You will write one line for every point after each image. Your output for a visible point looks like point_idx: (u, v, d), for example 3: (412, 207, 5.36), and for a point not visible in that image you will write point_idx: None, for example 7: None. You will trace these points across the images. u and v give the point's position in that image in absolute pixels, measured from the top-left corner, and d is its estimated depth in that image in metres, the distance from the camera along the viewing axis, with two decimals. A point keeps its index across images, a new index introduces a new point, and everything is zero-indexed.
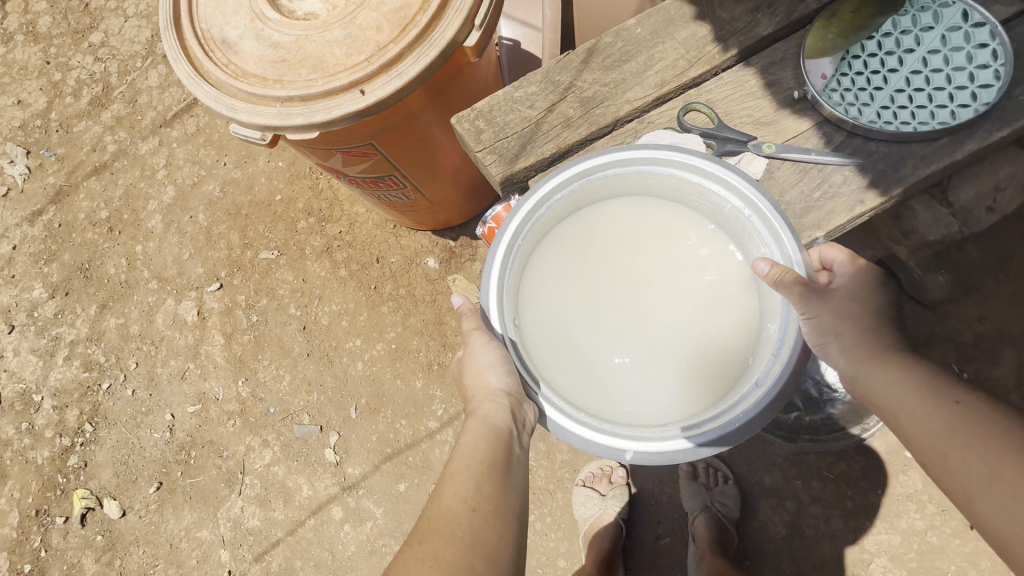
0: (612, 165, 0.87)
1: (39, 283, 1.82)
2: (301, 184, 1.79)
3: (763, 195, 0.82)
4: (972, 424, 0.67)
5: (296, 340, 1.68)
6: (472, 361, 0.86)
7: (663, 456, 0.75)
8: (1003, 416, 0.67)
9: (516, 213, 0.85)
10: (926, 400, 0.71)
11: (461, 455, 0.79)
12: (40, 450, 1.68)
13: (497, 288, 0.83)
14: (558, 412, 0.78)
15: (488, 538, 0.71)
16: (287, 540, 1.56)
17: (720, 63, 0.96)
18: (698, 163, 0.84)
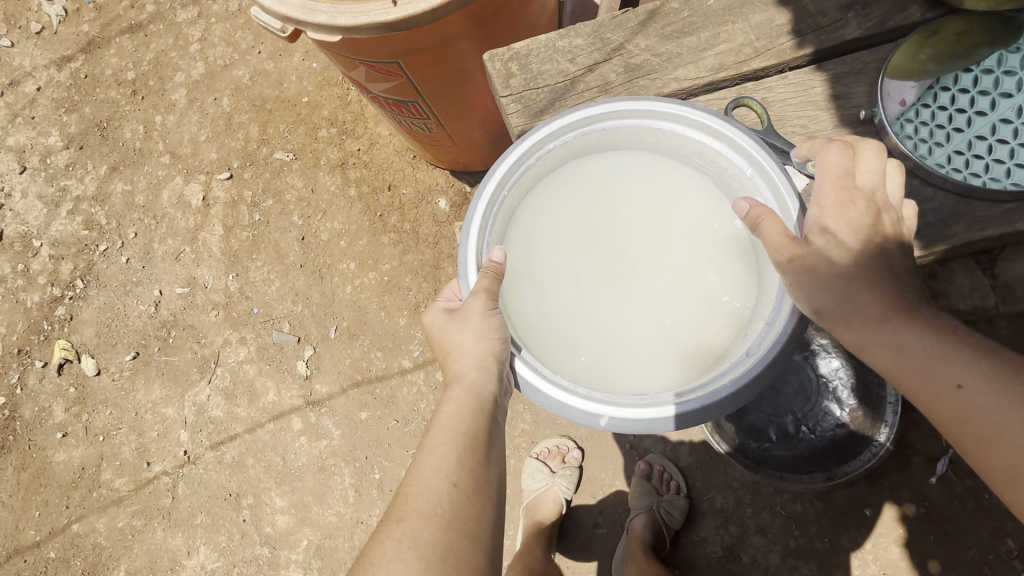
0: (610, 115, 0.79)
1: (56, 131, 1.80)
2: (331, 91, 1.72)
3: (770, 159, 0.73)
4: (986, 403, 0.59)
5: (293, 248, 1.66)
6: (461, 321, 0.76)
7: (642, 423, 0.70)
8: (1019, 380, 0.58)
9: (500, 163, 0.79)
10: (928, 380, 0.63)
11: (441, 428, 0.73)
12: (31, 293, 1.71)
13: (475, 240, 0.78)
14: (531, 371, 0.76)
15: (469, 515, 0.68)
16: (244, 437, 1.60)
17: (790, 59, 0.85)
18: (698, 116, 0.76)
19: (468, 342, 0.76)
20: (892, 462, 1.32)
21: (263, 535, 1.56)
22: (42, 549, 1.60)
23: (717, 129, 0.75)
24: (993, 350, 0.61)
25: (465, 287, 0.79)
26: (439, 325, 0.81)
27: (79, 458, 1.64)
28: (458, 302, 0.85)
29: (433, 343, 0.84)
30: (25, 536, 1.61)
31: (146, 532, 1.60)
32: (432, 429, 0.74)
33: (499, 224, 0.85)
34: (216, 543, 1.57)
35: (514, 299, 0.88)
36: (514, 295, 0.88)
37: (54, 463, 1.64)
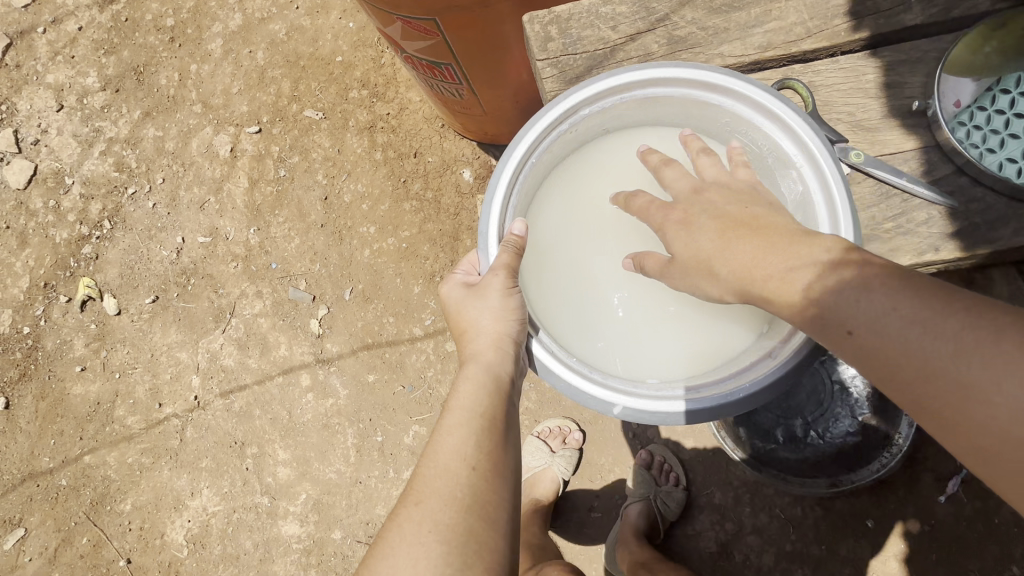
0: (654, 83, 0.76)
1: (94, 72, 1.81)
2: (366, 52, 1.70)
3: (820, 141, 0.70)
4: (880, 343, 0.53)
5: (315, 207, 1.66)
6: (479, 298, 0.75)
7: (657, 415, 0.70)
8: (905, 308, 0.53)
9: (530, 127, 0.77)
10: (824, 326, 0.57)
11: (458, 408, 0.71)
12: (60, 230, 1.75)
13: (499, 206, 0.77)
14: (548, 354, 0.74)
15: (487, 499, 0.66)
16: (253, 388, 1.63)
17: (843, 43, 0.82)
18: (748, 90, 0.73)
19: (486, 320, 0.74)
20: (901, 475, 1.29)
21: (264, 485, 1.59)
22: (55, 476, 1.66)
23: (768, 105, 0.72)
24: (878, 277, 0.55)
25: (484, 259, 0.77)
26: (457, 299, 0.80)
27: (95, 393, 1.68)
28: (477, 275, 0.83)
29: (449, 318, 0.82)
30: (40, 462, 1.66)
31: (153, 470, 1.65)
32: (449, 409, 0.72)
33: (525, 190, 0.84)
34: (219, 488, 1.61)
35: (531, 271, 0.88)
36: (533, 266, 0.88)
37: (71, 395, 1.69)
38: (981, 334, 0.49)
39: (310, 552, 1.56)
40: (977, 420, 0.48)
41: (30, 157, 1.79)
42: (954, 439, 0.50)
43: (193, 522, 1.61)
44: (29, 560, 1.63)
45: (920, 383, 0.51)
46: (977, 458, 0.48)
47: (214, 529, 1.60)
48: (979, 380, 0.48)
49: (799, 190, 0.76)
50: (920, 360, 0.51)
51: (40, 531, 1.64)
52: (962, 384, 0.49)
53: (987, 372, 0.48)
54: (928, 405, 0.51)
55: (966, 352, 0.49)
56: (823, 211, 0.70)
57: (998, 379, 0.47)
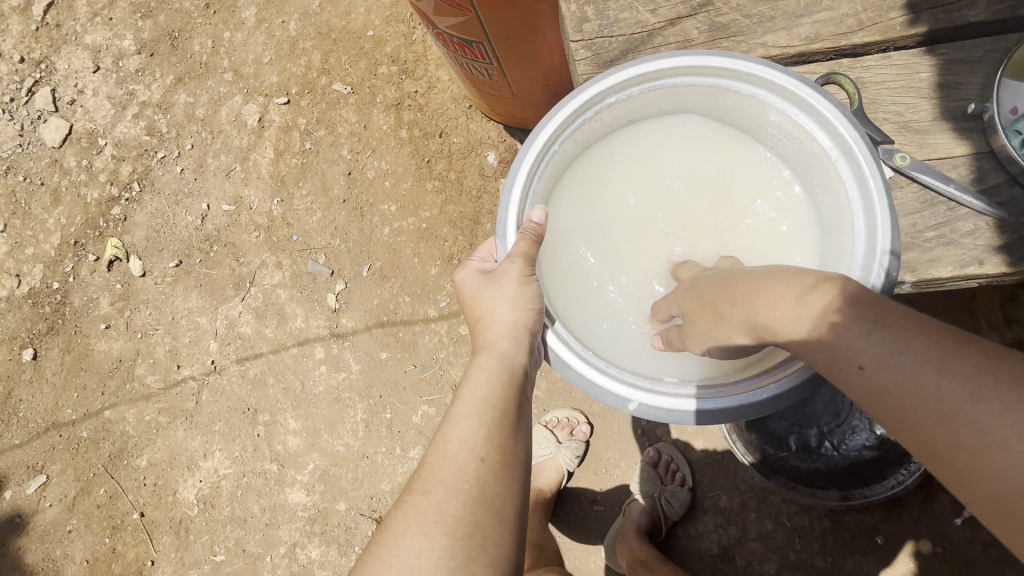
0: (685, 72, 0.73)
1: (130, 35, 1.83)
2: (397, 28, 1.68)
3: (860, 136, 0.67)
4: (893, 381, 0.54)
5: (338, 182, 1.67)
6: (495, 285, 0.74)
7: (673, 414, 0.69)
8: (919, 349, 0.53)
9: (553, 115, 0.75)
10: (835, 361, 0.59)
11: (469, 398, 0.69)
12: (91, 189, 1.78)
13: (519, 194, 0.75)
14: (562, 345, 0.75)
15: (495, 492, 0.64)
16: (268, 357, 1.65)
17: (897, 38, 0.77)
18: (786, 81, 0.70)
19: (501, 308, 0.73)
20: (916, 494, 1.25)
21: (274, 452, 1.63)
22: (77, 428, 1.72)
23: (807, 99, 0.69)
24: (884, 316, 0.56)
25: (502, 247, 0.76)
26: (472, 286, 0.79)
27: (117, 350, 1.73)
28: (493, 263, 0.82)
29: (464, 306, 0.81)
30: (63, 414, 1.72)
31: (169, 430, 1.69)
32: (459, 398, 0.70)
33: (545, 178, 0.83)
34: (231, 452, 1.65)
35: (551, 262, 0.87)
36: (553, 257, 0.87)
37: (95, 351, 1.74)
38: (999, 379, 0.48)
39: (315, 521, 1.59)
40: (995, 468, 0.47)
41: (66, 116, 1.82)
42: (970, 487, 0.49)
43: (204, 482, 1.66)
44: (49, 506, 1.69)
45: (934, 425, 0.51)
46: (994, 509, 0.47)
47: (224, 491, 1.64)
48: (996, 424, 0.47)
49: (835, 187, 0.74)
50: (935, 401, 0.51)
51: (60, 480, 1.70)
52: (978, 428, 0.48)
53: (1005, 418, 0.47)
54: (944, 449, 0.50)
55: (984, 395, 0.48)
56: (860, 209, 0.68)
57: (1016, 426, 0.46)
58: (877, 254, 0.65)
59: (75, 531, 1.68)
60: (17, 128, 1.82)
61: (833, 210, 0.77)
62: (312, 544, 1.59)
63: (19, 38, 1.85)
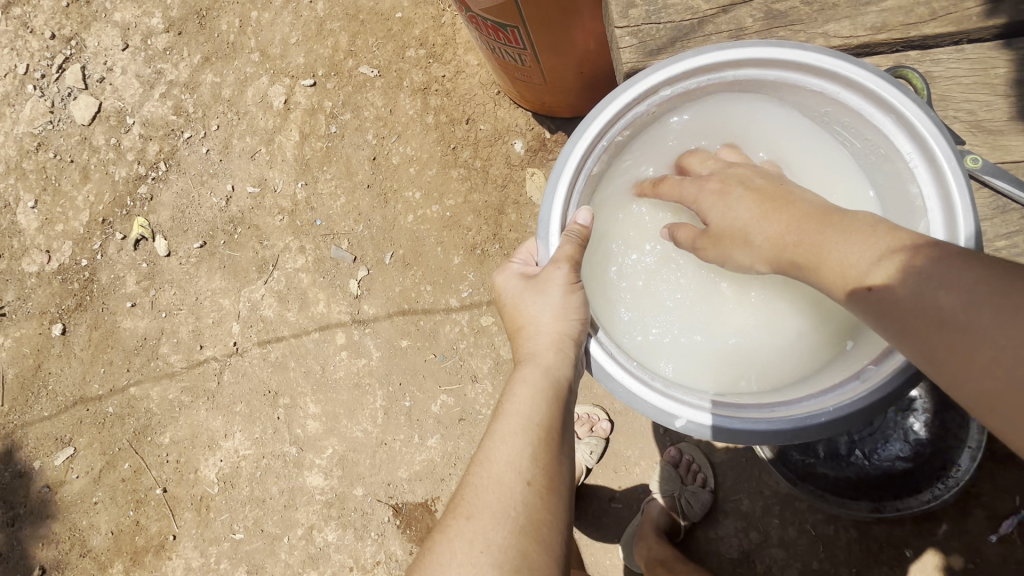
0: (748, 64, 0.69)
1: (159, 13, 1.82)
2: (426, 10, 1.64)
3: (946, 143, 0.63)
4: (896, 297, 0.56)
5: (362, 167, 1.65)
6: (540, 293, 0.72)
7: (720, 433, 0.68)
8: (922, 265, 0.55)
9: (604, 109, 0.72)
10: (846, 286, 0.60)
11: (513, 415, 0.69)
12: (119, 168, 1.79)
13: (564, 194, 0.72)
14: (607, 356, 0.72)
15: (541, 518, 0.64)
16: (289, 340, 1.66)
17: (972, 29, 0.72)
18: (861, 76, 0.66)
19: (545, 318, 0.71)
20: (950, 510, 1.21)
21: (294, 435, 1.64)
22: (103, 403, 1.75)
23: (886, 98, 0.65)
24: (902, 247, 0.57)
25: (545, 250, 0.74)
26: (514, 292, 0.77)
27: (143, 328, 1.75)
28: (534, 266, 0.80)
29: (504, 312, 0.79)
30: (90, 388, 1.76)
31: (191, 409, 1.71)
32: (503, 415, 0.70)
33: (591, 176, 0.79)
34: (251, 433, 1.67)
35: (592, 264, 0.85)
36: (595, 256, 0.85)
37: (121, 329, 1.76)
38: (993, 287, 0.51)
39: (332, 505, 1.61)
40: (986, 368, 0.50)
41: (95, 94, 1.83)
42: (962, 389, 0.52)
43: (224, 462, 1.68)
44: (76, 477, 1.74)
45: (930, 333, 0.54)
46: (986, 405, 0.50)
47: (244, 470, 1.67)
48: (987, 327, 0.51)
49: (907, 194, 0.70)
50: (933, 310, 0.54)
51: (87, 453, 1.74)
52: (972, 333, 0.51)
53: (996, 321, 0.50)
54: (937, 354, 0.53)
55: (978, 303, 0.51)
56: (939, 217, 0.65)
57: (1006, 328, 0.50)
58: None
59: (100, 503, 1.72)
60: (48, 105, 1.84)
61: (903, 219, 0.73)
62: (328, 528, 1.60)
63: (50, 14, 1.85)
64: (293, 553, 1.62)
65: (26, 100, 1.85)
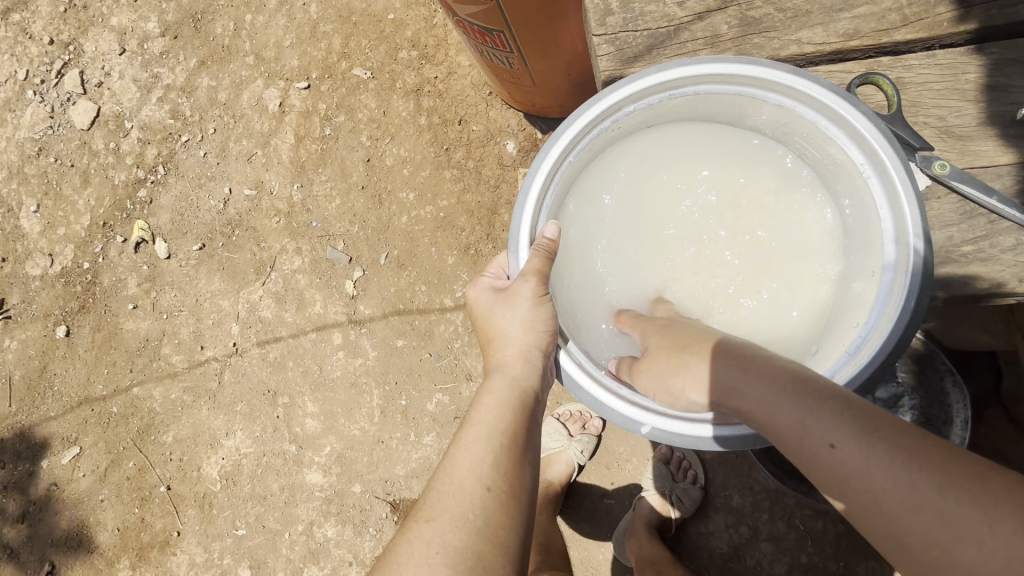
0: (706, 81, 0.73)
1: (155, 18, 1.84)
2: (418, 11, 1.65)
3: (895, 156, 0.66)
4: (862, 464, 0.55)
5: (357, 168, 1.66)
6: (509, 306, 0.76)
7: (684, 438, 0.71)
8: (885, 435, 0.56)
9: (567, 126, 0.75)
10: (803, 439, 0.60)
11: (479, 423, 0.72)
12: (119, 172, 1.82)
13: (532, 208, 0.76)
14: (574, 365, 0.76)
15: (498, 523, 0.66)
16: (287, 340, 1.68)
17: (944, 35, 0.75)
18: (815, 92, 0.69)
19: (514, 329, 0.75)
20: None
21: (293, 434, 1.67)
22: (107, 403, 1.79)
23: (839, 112, 0.68)
24: (854, 418, 0.58)
25: (514, 263, 0.77)
26: (484, 304, 0.81)
27: (144, 330, 1.79)
28: (505, 279, 0.84)
29: (477, 325, 0.84)
30: (94, 389, 1.80)
31: (194, 408, 1.75)
32: (469, 423, 0.73)
33: (559, 190, 0.84)
34: (252, 432, 1.70)
35: (564, 275, 0.89)
36: (565, 265, 0.90)
37: (124, 331, 1.80)
38: (966, 476, 0.51)
39: (331, 501, 1.64)
40: (969, 568, 0.49)
41: (94, 99, 1.85)
42: None
43: (226, 460, 1.72)
44: (83, 476, 1.78)
45: (907, 517, 0.53)
46: None
47: (245, 468, 1.70)
48: (967, 518, 0.49)
49: (866, 205, 0.74)
50: (904, 492, 0.53)
51: (93, 452, 1.78)
52: (949, 521, 0.50)
53: (976, 514, 0.49)
54: (918, 542, 0.52)
55: (952, 488, 0.51)
56: (890, 223, 0.68)
57: (984, 522, 0.49)
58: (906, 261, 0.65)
59: (107, 500, 1.76)
60: (48, 111, 1.87)
61: (863, 225, 0.77)
62: (328, 523, 1.64)
63: (48, 19, 1.87)
64: (294, 549, 1.65)
65: (26, 106, 1.87)
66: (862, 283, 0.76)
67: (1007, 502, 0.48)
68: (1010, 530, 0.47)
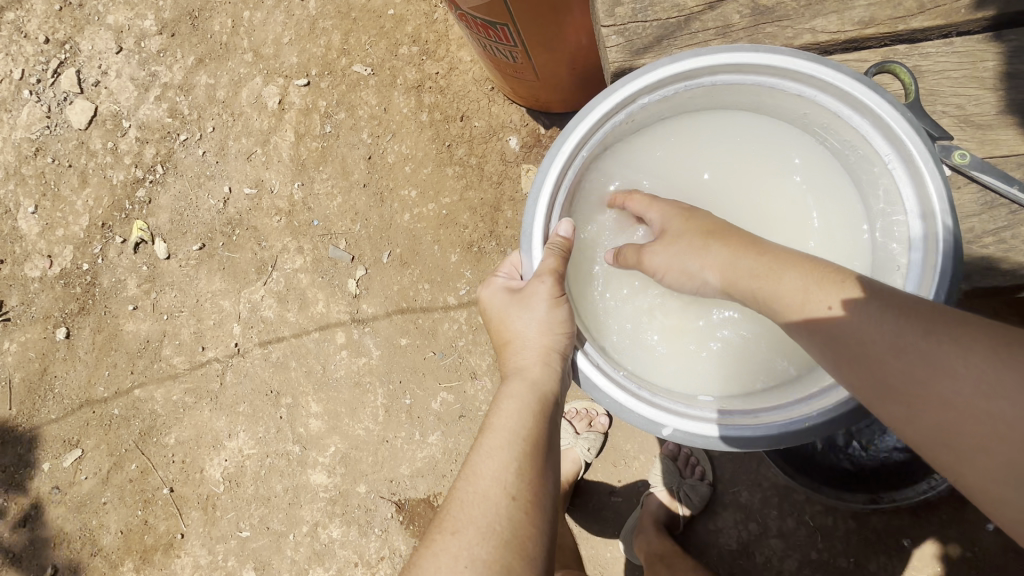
0: (724, 70, 0.72)
1: (151, 15, 1.81)
2: (418, 7, 1.63)
3: (922, 145, 0.65)
4: (856, 322, 0.58)
5: (358, 166, 1.65)
6: (525, 308, 0.75)
7: (707, 439, 0.69)
8: (879, 295, 0.58)
9: (581, 120, 0.74)
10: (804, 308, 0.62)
11: (500, 430, 0.71)
12: (117, 172, 1.80)
13: (545, 207, 0.75)
14: (592, 367, 0.75)
15: (524, 533, 0.65)
16: (290, 340, 1.67)
17: (961, 22, 0.73)
18: (837, 80, 0.67)
19: (531, 332, 0.74)
20: (947, 498, 1.22)
21: (297, 434, 1.66)
22: (108, 405, 1.77)
23: (865, 101, 0.66)
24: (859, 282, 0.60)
25: (529, 263, 0.76)
26: (499, 306, 0.80)
27: (145, 331, 1.77)
28: (518, 279, 0.83)
29: (491, 327, 0.83)
30: (95, 391, 1.78)
31: (196, 409, 1.74)
32: (489, 430, 0.72)
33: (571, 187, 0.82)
34: (255, 433, 1.69)
35: (577, 275, 0.88)
36: (578, 266, 0.88)
37: (124, 332, 1.78)
38: (948, 319, 0.54)
39: (336, 502, 1.63)
40: (944, 398, 0.52)
41: (91, 98, 1.83)
42: (917, 419, 0.54)
43: (229, 461, 1.70)
44: (86, 478, 1.76)
45: (891, 361, 0.56)
46: (940, 436, 0.52)
47: (248, 470, 1.69)
48: (946, 357, 0.52)
49: (890, 195, 0.72)
50: (891, 338, 0.56)
51: (95, 454, 1.77)
52: (932, 362, 0.53)
53: (955, 350, 0.52)
54: (899, 383, 0.55)
55: (935, 332, 0.54)
56: (915, 209, 0.68)
57: (963, 358, 0.51)
58: (935, 243, 0.64)
59: (109, 503, 1.75)
60: (45, 110, 1.84)
61: (887, 216, 0.75)
62: (333, 524, 1.63)
63: (43, 18, 1.85)
64: (299, 550, 1.64)
65: (22, 106, 1.85)
66: (888, 277, 0.75)
67: (984, 337, 0.51)
68: (987, 362, 0.50)
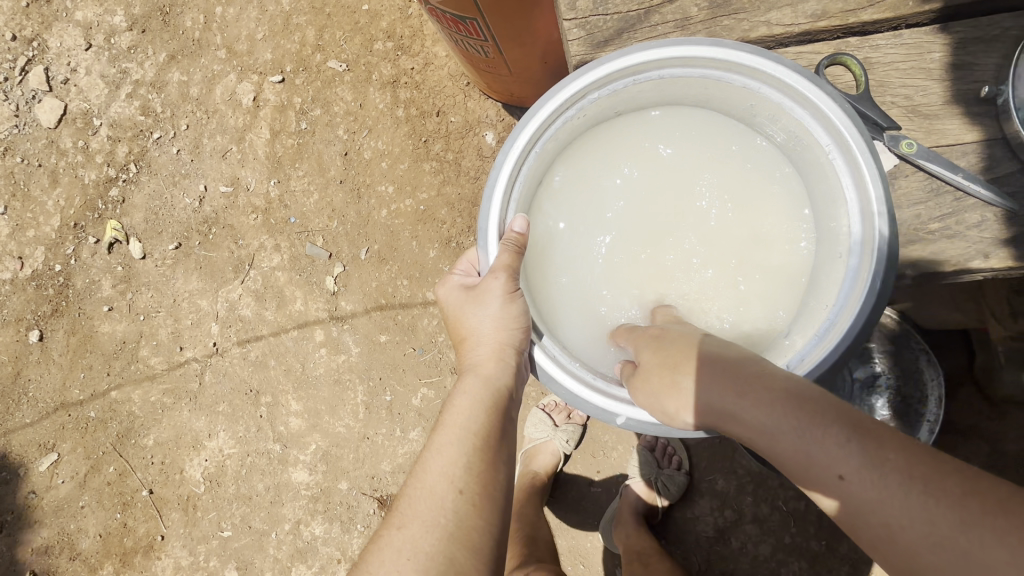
0: (670, 64, 0.73)
1: (121, 11, 1.78)
2: (392, 2, 1.63)
3: (857, 133, 0.67)
4: (875, 498, 0.51)
5: (335, 162, 1.64)
6: (479, 305, 0.76)
7: (656, 426, 0.72)
8: (897, 466, 0.51)
9: (533, 117, 0.75)
10: (810, 469, 0.55)
11: (452, 426, 0.72)
12: (88, 171, 1.77)
13: (500, 202, 0.75)
14: (548, 359, 0.76)
15: (471, 526, 0.66)
16: (269, 339, 1.66)
17: (909, 14, 0.76)
18: (778, 72, 0.69)
19: (486, 327, 0.76)
20: None
21: (277, 433, 1.65)
22: (84, 407, 1.75)
23: (804, 92, 0.69)
24: (870, 447, 0.52)
25: (485, 258, 0.77)
26: (455, 304, 0.81)
27: (121, 332, 1.75)
28: (475, 276, 0.84)
29: (448, 324, 0.84)
30: (70, 394, 1.76)
31: (174, 410, 1.72)
32: (442, 426, 0.73)
33: (526, 180, 0.83)
34: (235, 432, 1.68)
35: (536, 265, 0.90)
36: (536, 256, 0.90)
37: (99, 333, 1.76)
38: (988, 505, 0.47)
39: (318, 499, 1.63)
40: None
41: (60, 96, 1.80)
42: None
43: (209, 461, 1.69)
44: (62, 482, 1.74)
45: (925, 555, 0.48)
46: None
47: (229, 469, 1.68)
48: (991, 558, 0.45)
49: (832, 185, 0.74)
50: (924, 528, 0.48)
51: (71, 458, 1.75)
52: (973, 561, 0.46)
53: (1004, 553, 0.45)
54: None
55: (974, 525, 0.46)
56: (854, 197, 0.69)
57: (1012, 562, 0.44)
58: (872, 240, 0.66)
59: (87, 506, 1.73)
60: (13, 109, 1.81)
61: (829, 206, 0.78)
62: (315, 521, 1.63)
63: (10, 15, 1.81)
64: (282, 549, 1.64)
65: None
66: (831, 265, 0.76)
67: None
68: None
